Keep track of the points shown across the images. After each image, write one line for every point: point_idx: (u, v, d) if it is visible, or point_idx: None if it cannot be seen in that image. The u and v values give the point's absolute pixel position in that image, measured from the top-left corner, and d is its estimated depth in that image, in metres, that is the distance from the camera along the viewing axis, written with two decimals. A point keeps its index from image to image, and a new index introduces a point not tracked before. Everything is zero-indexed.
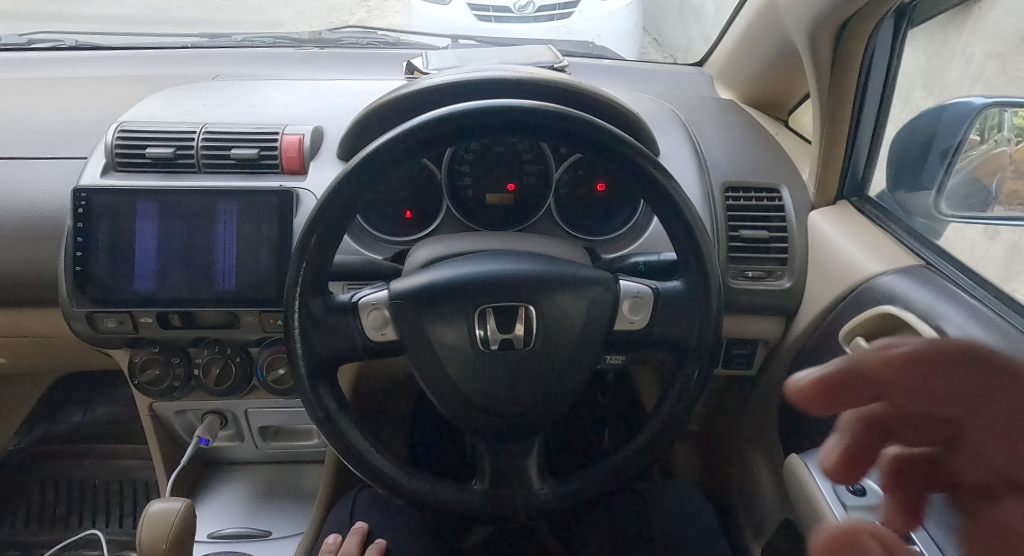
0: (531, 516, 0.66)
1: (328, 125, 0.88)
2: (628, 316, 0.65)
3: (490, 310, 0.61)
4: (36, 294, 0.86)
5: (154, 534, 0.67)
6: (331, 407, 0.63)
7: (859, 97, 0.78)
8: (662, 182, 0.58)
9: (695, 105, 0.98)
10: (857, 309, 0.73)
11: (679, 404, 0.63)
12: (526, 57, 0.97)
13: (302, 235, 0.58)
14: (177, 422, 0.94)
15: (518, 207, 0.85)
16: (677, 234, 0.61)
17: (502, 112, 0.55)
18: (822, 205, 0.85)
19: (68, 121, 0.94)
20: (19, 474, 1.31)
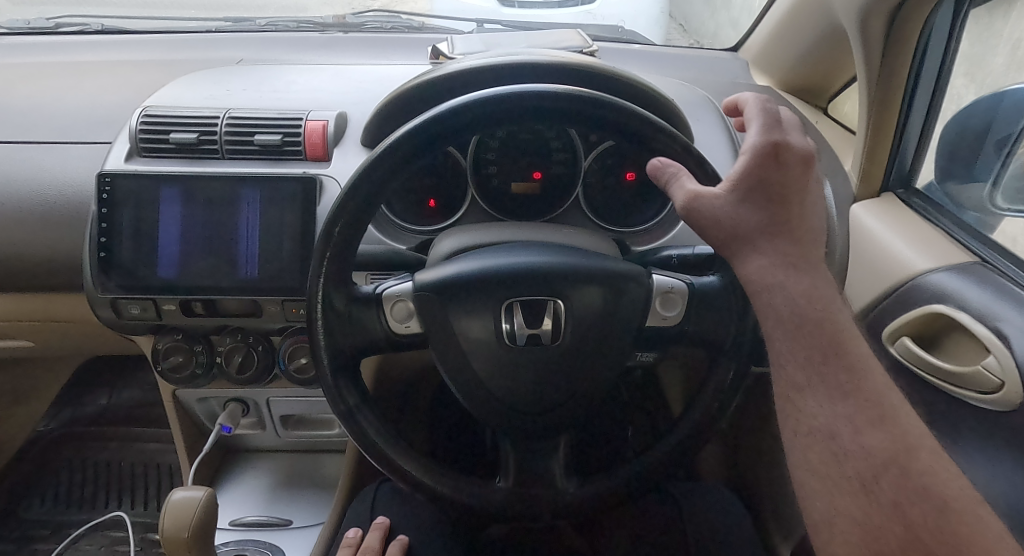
0: (558, 516, 0.64)
1: (352, 111, 0.86)
2: (661, 312, 0.63)
3: (518, 305, 0.59)
4: (64, 278, 0.86)
5: (176, 523, 0.67)
6: (353, 400, 0.62)
7: (910, 84, 0.75)
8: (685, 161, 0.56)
9: (729, 90, 0.94)
10: (900, 309, 0.70)
11: (713, 406, 0.62)
12: (554, 41, 0.94)
13: (325, 225, 0.57)
14: (199, 409, 0.94)
15: (544, 197, 0.83)
16: None
17: (531, 99, 0.53)
18: (865, 198, 0.81)
19: (95, 105, 0.93)
20: (48, 454, 1.33)
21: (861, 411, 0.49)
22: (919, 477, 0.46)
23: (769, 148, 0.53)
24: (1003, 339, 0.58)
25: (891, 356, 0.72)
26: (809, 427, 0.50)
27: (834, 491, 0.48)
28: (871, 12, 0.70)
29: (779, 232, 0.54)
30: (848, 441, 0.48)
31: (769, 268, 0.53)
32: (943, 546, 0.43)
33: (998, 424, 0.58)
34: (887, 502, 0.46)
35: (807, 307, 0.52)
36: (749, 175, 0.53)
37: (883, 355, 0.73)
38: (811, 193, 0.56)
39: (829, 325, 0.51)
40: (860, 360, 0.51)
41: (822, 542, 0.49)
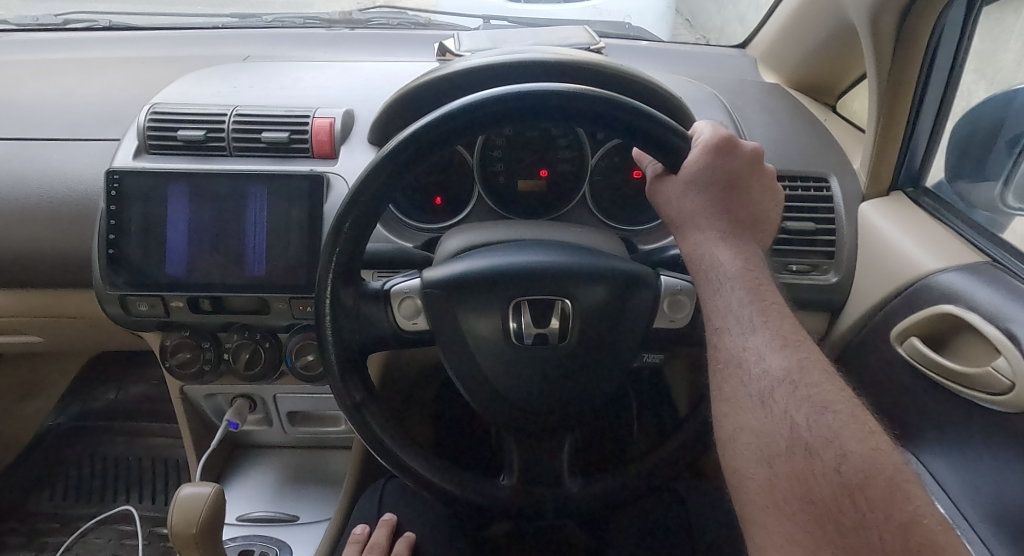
0: (563, 513, 0.65)
1: (359, 108, 0.86)
2: (668, 314, 0.63)
3: (526, 303, 0.59)
4: (72, 275, 0.86)
5: (184, 519, 0.67)
6: (361, 397, 0.62)
7: (921, 83, 0.74)
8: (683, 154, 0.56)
9: (737, 88, 0.94)
10: (910, 309, 0.70)
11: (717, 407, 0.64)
12: (561, 38, 0.93)
13: (334, 222, 0.57)
14: (207, 404, 0.95)
15: (551, 195, 0.83)
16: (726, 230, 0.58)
17: (540, 97, 0.52)
18: (873, 197, 0.80)
19: (103, 102, 0.93)
20: (56, 448, 1.34)
21: (774, 338, 0.51)
22: (811, 387, 0.47)
23: (719, 140, 0.58)
24: (1013, 339, 0.57)
25: (900, 356, 0.71)
26: (727, 358, 0.51)
27: (739, 408, 0.49)
28: (883, 10, 0.69)
29: (721, 212, 0.58)
30: (757, 363, 0.49)
31: (708, 239, 0.57)
32: (823, 443, 0.44)
33: (1008, 426, 0.58)
34: (781, 411, 0.47)
35: (736, 265, 0.55)
36: (699, 157, 0.57)
37: (892, 356, 0.73)
38: (757, 189, 0.61)
39: (755, 278, 0.55)
40: (774, 299, 0.54)
41: (729, 460, 0.49)
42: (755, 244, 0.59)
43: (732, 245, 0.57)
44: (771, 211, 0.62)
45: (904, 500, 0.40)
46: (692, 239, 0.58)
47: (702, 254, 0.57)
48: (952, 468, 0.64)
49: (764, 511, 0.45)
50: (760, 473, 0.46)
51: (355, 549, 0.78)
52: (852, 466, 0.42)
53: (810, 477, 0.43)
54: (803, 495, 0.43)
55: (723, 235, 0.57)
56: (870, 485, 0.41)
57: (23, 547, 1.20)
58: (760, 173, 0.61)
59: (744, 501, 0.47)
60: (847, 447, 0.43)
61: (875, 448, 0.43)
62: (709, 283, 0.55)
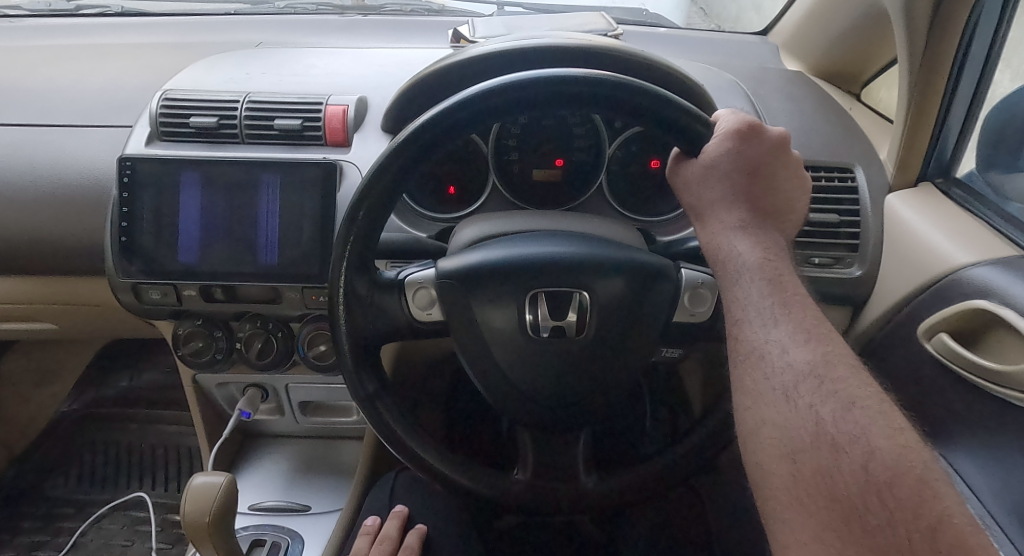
0: (574, 510, 0.64)
1: (373, 96, 0.84)
2: (690, 308, 0.62)
3: (543, 295, 0.58)
4: (86, 263, 0.86)
5: (198, 506, 0.67)
6: (372, 386, 0.61)
7: (955, 71, 0.72)
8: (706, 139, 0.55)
9: (758, 75, 0.91)
10: (938, 303, 0.69)
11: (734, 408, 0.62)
12: (578, 24, 0.91)
13: (351, 208, 0.56)
14: (219, 394, 0.94)
15: (566, 184, 0.81)
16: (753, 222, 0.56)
17: (555, 83, 0.51)
18: (901, 187, 0.78)
19: (115, 88, 0.93)
20: (72, 435, 1.35)
21: (797, 331, 0.49)
22: (837, 383, 0.45)
23: (743, 127, 0.57)
24: None
25: (927, 352, 0.70)
26: (748, 349, 0.49)
27: (760, 401, 0.47)
28: None
29: (742, 200, 0.57)
30: (780, 356, 0.47)
31: (727, 229, 0.56)
32: (850, 439, 0.43)
33: None
34: (806, 405, 0.45)
35: (756, 256, 0.54)
36: (721, 144, 0.56)
37: (918, 350, 0.71)
38: (784, 179, 0.59)
39: (777, 270, 0.53)
40: (797, 292, 0.52)
41: (748, 454, 0.47)
42: (780, 234, 0.57)
43: (753, 235, 0.55)
44: (800, 202, 0.60)
45: (933, 498, 0.39)
46: (711, 229, 0.57)
47: (721, 244, 0.56)
48: (981, 469, 0.62)
49: (786, 507, 0.43)
50: (782, 467, 0.44)
51: (367, 541, 0.77)
52: (880, 464, 0.41)
53: (837, 474, 0.42)
54: (828, 491, 0.42)
55: (744, 224, 0.56)
56: (899, 483, 0.40)
57: (39, 531, 1.21)
58: (789, 163, 0.59)
59: (763, 496, 0.45)
60: (874, 444, 0.42)
61: (903, 445, 0.42)
62: (728, 274, 0.54)
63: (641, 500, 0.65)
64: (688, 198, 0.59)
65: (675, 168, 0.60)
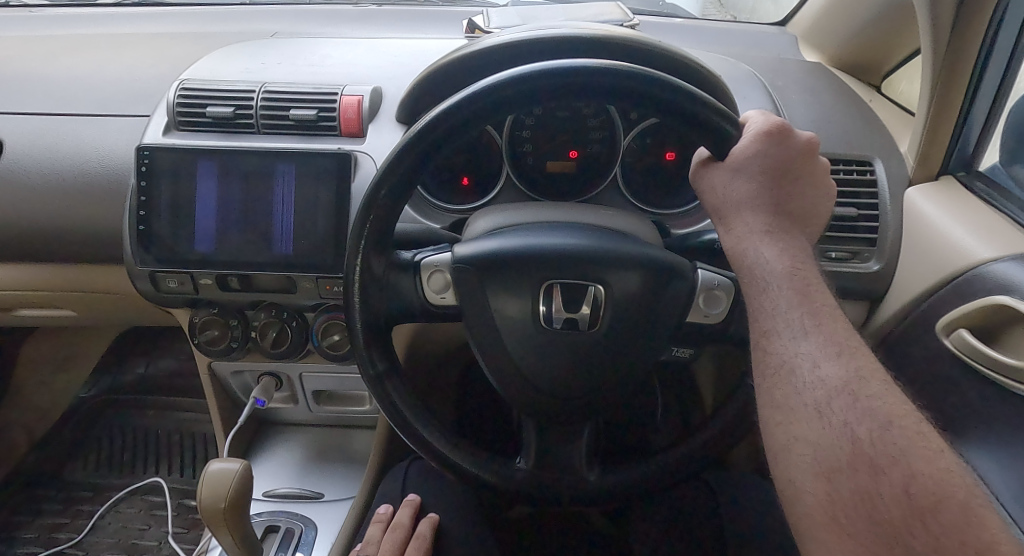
0: (576, 502, 0.64)
1: (387, 86, 0.84)
2: (703, 309, 0.61)
3: (557, 287, 0.58)
4: (105, 252, 0.87)
5: (213, 494, 0.67)
6: (383, 366, 0.62)
7: (980, 65, 0.71)
8: (733, 142, 0.55)
9: (777, 66, 0.90)
10: (960, 299, 0.68)
11: (745, 408, 0.62)
12: (594, 14, 0.90)
13: (371, 189, 0.56)
14: (234, 381, 0.95)
15: (580, 176, 0.81)
16: (777, 227, 0.56)
17: (586, 73, 0.51)
18: (920, 179, 0.77)
19: (133, 78, 0.93)
20: (89, 420, 1.37)
21: (828, 344, 0.49)
22: (872, 400, 0.46)
23: (772, 129, 0.56)
24: None
25: (946, 350, 0.69)
26: (777, 364, 0.50)
27: (792, 416, 0.48)
28: None
29: (768, 204, 0.56)
30: (811, 371, 0.48)
31: (752, 234, 0.56)
32: (890, 461, 0.43)
33: None
34: (840, 422, 0.46)
35: (783, 263, 0.54)
36: (750, 146, 0.55)
37: (936, 347, 0.70)
38: (808, 184, 0.58)
39: (804, 280, 0.53)
40: (826, 302, 0.52)
41: (780, 470, 0.48)
42: (801, 237, 0.57)
43: (779, 241, 0.55)
44: (820, 203, 0.59)
45: (979, 526, 0.39)
46: (735, 232, 0.57)
47: (746, 248, 0.56)
48: (1001, 471, 0.62)
49: (822, 528, 0.44)
50: (817, 486, 0.45)
51: (379, 528, 0.78)
52: (921, 489, 0.42)
53: (877, 496, 0.43)
54: (869, 513, 0.42)
55: (770, 229, 0.56)
56: (942, 508, 0.41)
57: (59, 513, 1.23)
58: (815, 167, 0.58)
59: (796, 513, 0.46)
60: (915, 468, 0.43)
61: (944, 470, 0.43)
62: (754, 280, 0.54)
63: (646, 495, 0.65)
64: (711, 198, 0.58)
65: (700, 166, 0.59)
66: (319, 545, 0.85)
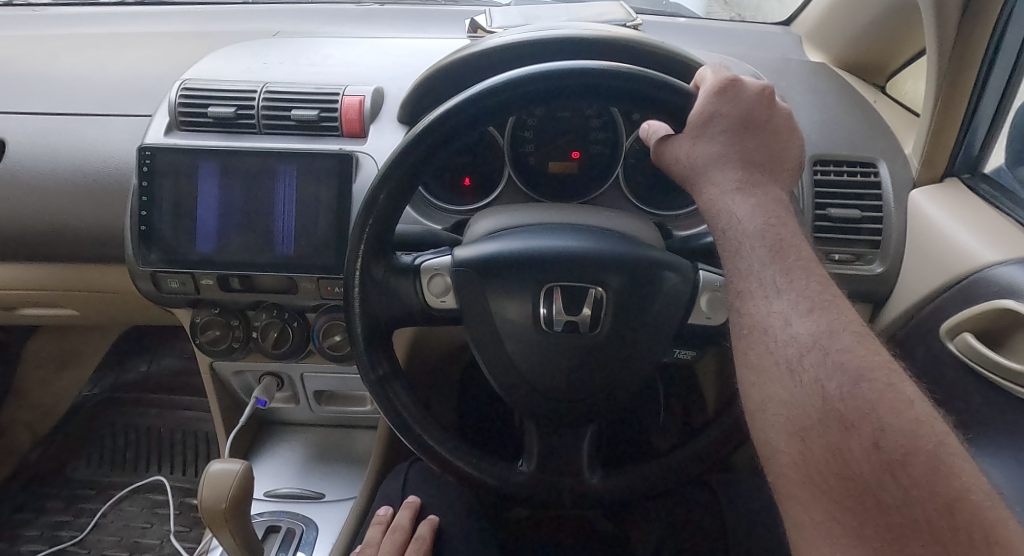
0: (578, 505, 0.64)
1: (389, 87, 0.84)
2: (705, 312, 0.61)
3: (558, 290, 0.57)
4: (107, 252, 0.87)
5: (214, 493, 0.68)
6: (384, 369, 0.62)
7: (986, 67, 0.71)
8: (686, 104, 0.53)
9: (780, 66, 0.90)
10: (965, 303, 0.67)
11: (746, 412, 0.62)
12: (596, 14, 0.90)
13: (371, 192, 0.56)
14: (235, 382, 0.95)
15: (582, 177, 0.81)
16: (748, 180, 0.54)
17: (585, 74, 0.50)
18: (925, 182, 0.76)
19: (135, 77, 0.93)
20: (91, 419, 1.37)
21: (800, 301, 0.47)
22: (844, 355, 0.44)
23: (724, 83, 0.54)
24: None
25: (949, 352, 0.69)
26: (751, 324, 0.48)
27: (765, 377, 0.46)
28: None
29: (735, 160, 0.54)
30: (783, 329, 0.46)
31: (724, 194, 0.53)
32: (860, 415, 0.41)
33: None
34: (812, 379, 0.43)
35: (756, 220, 0.51)
36: (704, 106, 0.53)
37: (940, 350, 0.70)
38: (775, 131, 0.56)
39: (778, 235, 0.51)
40: (802, 258, 0.50)
41: (756, 433, 0.46)
42: (778, 188, 0.54)
43: (750, 197, 0.53)
44: (794, 149, 0.56)
45: (949, 477, 0.38)
46: (707, 194, 0.55)
47: (720, 208, 0.53)
48: (1005, 475, 0.61)
49: (795, 486, 0.42)
50: (790, 445, 0.43)
51: (379, 530, 0.78)
52: (891, 441, 0.39)
53: (846, 451, 0.40)
54: (838, 469, 0.40)
55: (740, 185, 0.53)
56: (912, 461, 0.38)
57: (61, 512, 1.24)
58: (778, 112, 0.56)
59: (773, 476, 0.44)
60: (885, 421, 0.40)
61: (914, 420, 0.40)
62: (728, 243, 0.52)
63: (647, 498, 0.65)
64: (679, 165, 0.56)
65: (662, 139, 0.58)
66: (320, 546, 0.85)
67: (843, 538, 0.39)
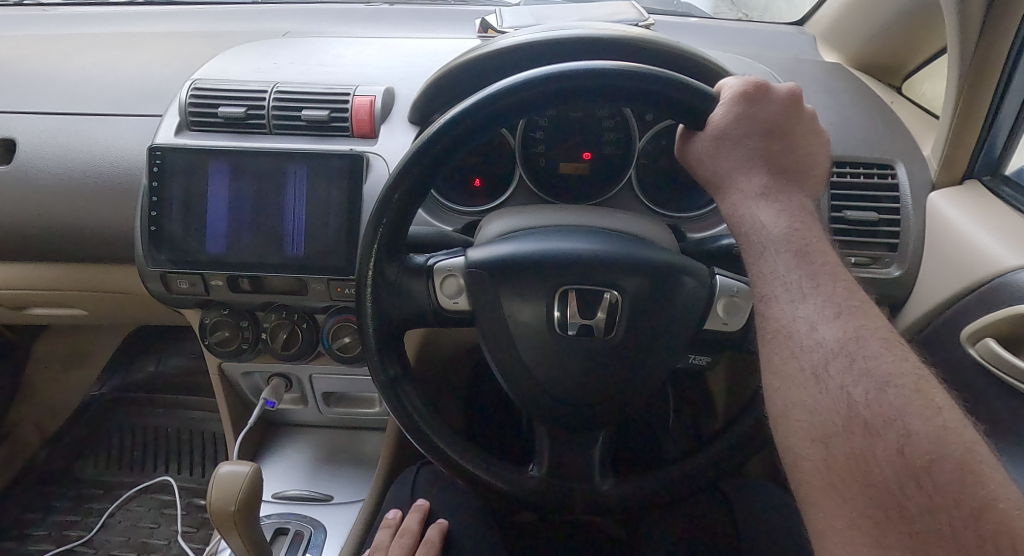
0: (589, 511, 0.63)
1: (400, 87, 0.83)
2: (722, 317, 0.60)
3: (572, 293, 0.57)
4: (117, 252, 0.87)
5: (223, 496, 0.67)
6: (396, 371, 0.61)
7: (1009, 66, 0.69)
8: (711, 110, 0.52)
9: (795, 67, 0.88)
10: (986, 307, 0.66)
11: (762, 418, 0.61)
12: (608, 14, 0.89)
13: (384, 193, 0.55)
14: (244, 382, 0.95)
15: (594, 178, 0.80)
16: (773, 185, 0.53)
17: (597, 76, 0.49)
18: (945, 184, 0.75)
19: (145, 77, 0.93)
20: (100, 418, 1.37)
21: (827, 305, 0.46)
22: (869, 360, 0.43)
23: (749, 87, 0.53)
24: None
25: (970, 356, 0.67)
26: (775, 327, 0.47)
27: (789, 381, 0.45)
28: None
29: (761, 164, 0.54)
30: (809, 335, 0.45)
31: (750, 198, 0.53)
32: (885, 422, 0.40)
33: None
34: (837, 386, 0.43)
35: (782, 225, 0.51)
36: (729, 111, 0.53)
37: (960, 353, 0.69)
38: (799, 135, 0.55)
39: (804, 240, 0.50)
40: (828, 262, 0.49)
41: (779, 438, 0.45)
42: (804, 194, 0.54)
43: (777, 202, 0.52)
44: (820, 159, 0.56)
45: (977, 484, 0.37)
46: (732, 199, 0.54)
47: (744, 213, 0.53)
48: None
49: (819, 493, 0.41)
50: (813, 451, 0.42)
51: (388, 533, 0.77)
52: (918, 448, 0.38)
53: (870, 458, 0.39)
54: (862, 475, 0.39)
55: (766, 191, 0.53)
56: (937, 467, 0.37)
57: (70, 511, 1.24)
58: (801, 116, 0.55)
59: (796, 482, 0.44)
60: (911, 427, 0.39)
61: (942, 427, 0.39)
62: (752, 247, 0.52)
63: (659, 505, 0.64)
64: (702, 169, 0.56)
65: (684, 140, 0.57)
66: (328, 548, 0.85)
67: (863, 545, 0.38)
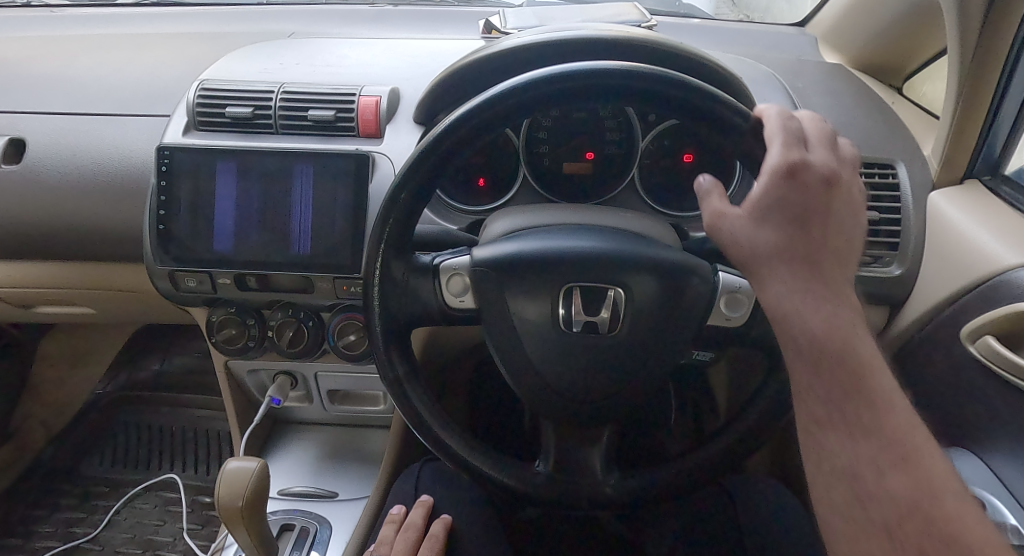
0: (594, 507, 0.64)
1: (405, 87, 0.84)
2: (724, 312, 0.61)
3: (577, 290, 0.58)
4: (124, 250, 0.88)
5: (230, 492, 0.68)
6: (403, 369, 0.62)
7: (1009, 66, 0.70)
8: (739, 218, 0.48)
9: (796, 68, 0.89)
10: (986, 306, 0.67)
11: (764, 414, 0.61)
12: (610, 16, 0.90)
13: (390, 193, 0.56)
14: (250, 380, 0.96)
15: (597, 178, 0.81)
16: (811, 279, 0.46)
17: (600, 76, 0.50)
18: (945, 184, 0.76)
19: (152, 78, 0.94)
20: (105, 416, 1.38)
21: (863, 430, 0.43)
22: (906, 468, 0.42)
23: (790, 166, 0.47)
24: None
25: (970, 354, 0.68)
26: (818, 462, 0.44)
27: (834, 504, 0.43)
28: None
29: (798, 250, 0.47)
30: (845, 457, 0.43)
31: (782, 292, 0.47)
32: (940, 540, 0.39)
33: None
34: (881, 503, 0.42)
35: (819, 338, 0.45)
36: (767, 190, 0.47)
37: (960, 351, 0.70)
38: (843, 217, 0.48)
39: (840, 356, 0.44)
40: (867, 385, 0.44)
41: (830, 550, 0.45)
42: (844, 288, 0.46)
43: (814, 305, 0.46)
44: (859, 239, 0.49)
45: None
46: (763, 291, 0.48)
47: (778, 314, 0.47)
48: None
49: None
50: None
51: (393, 528, 0.78)
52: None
53: None
54: None
55: (802, 286, 0.46)
56: None
57: (75, 509, 1.24)
58: (847, 199, 0.48)
59: None
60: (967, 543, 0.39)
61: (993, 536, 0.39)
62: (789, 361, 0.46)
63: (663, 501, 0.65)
64: (732, 251, 0.50)
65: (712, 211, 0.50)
66: (333, 544, 0.85)
67: None
